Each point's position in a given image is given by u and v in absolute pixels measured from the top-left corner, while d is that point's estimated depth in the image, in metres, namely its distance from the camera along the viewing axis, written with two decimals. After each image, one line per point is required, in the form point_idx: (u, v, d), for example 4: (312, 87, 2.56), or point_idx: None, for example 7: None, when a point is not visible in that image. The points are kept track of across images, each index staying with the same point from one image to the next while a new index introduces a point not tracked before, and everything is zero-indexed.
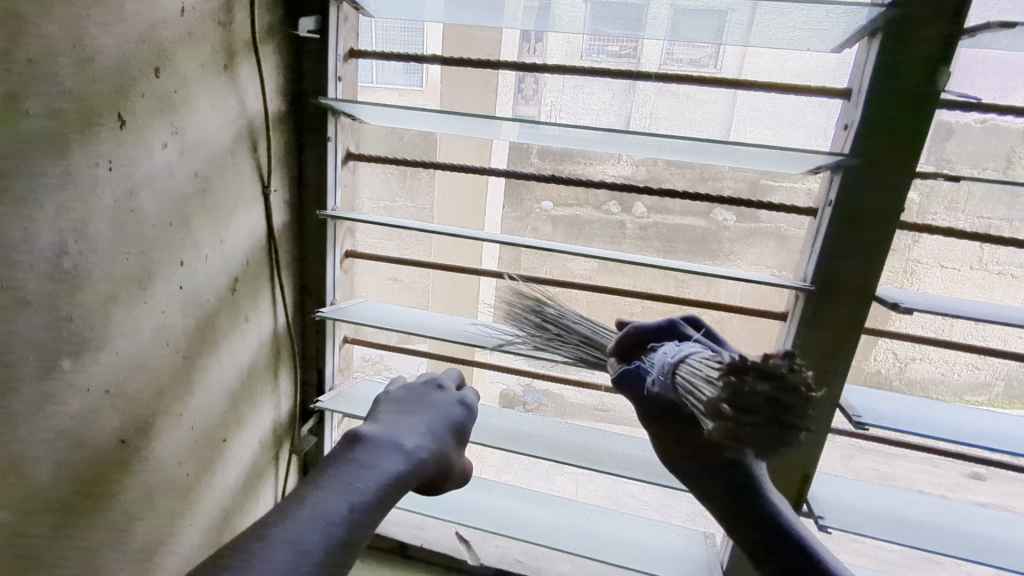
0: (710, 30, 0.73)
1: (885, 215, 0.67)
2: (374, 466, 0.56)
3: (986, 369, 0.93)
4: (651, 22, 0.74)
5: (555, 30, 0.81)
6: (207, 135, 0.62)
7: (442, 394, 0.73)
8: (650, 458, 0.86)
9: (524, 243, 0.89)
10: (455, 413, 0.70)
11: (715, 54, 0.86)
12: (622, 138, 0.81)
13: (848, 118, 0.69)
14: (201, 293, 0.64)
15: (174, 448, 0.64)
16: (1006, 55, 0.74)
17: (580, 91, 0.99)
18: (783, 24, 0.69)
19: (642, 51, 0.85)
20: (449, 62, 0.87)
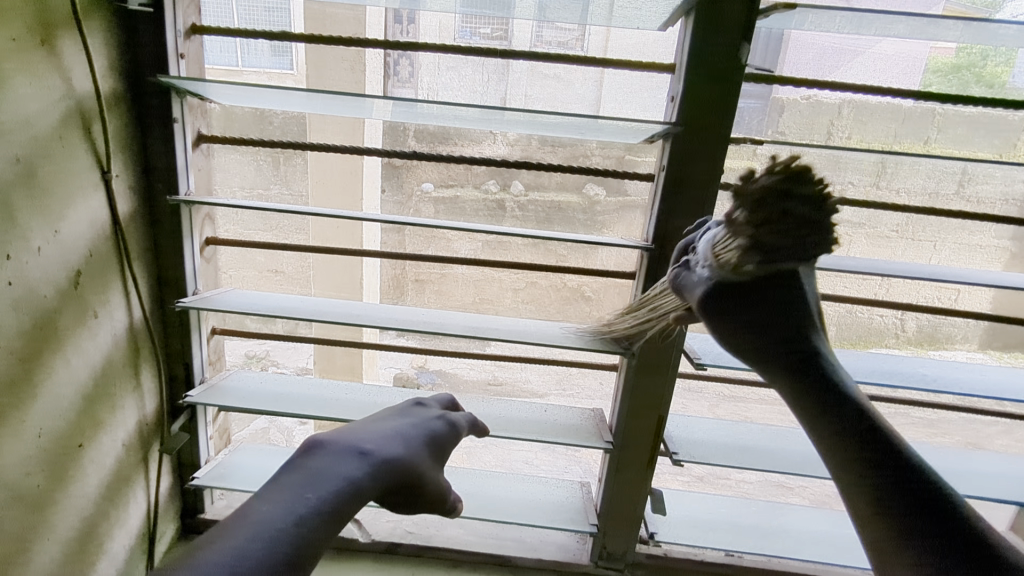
0: (575, 11, 0.76)
1: (707, 176, 0.75)
2: (329, 473, 0.52)
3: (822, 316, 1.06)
4: (521, 6, 0.79)
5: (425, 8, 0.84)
6: (27, 117, 0.57)
7: (423, 410, 0.68)
8: (527, 418, 0.91)
9: (401, 221, 0.91)
10: (436, 427, 0.65)
11: (581, 37, 0.93)
12: (500, 116, 0.84)
13: (673, 90, 0.76)
14: (37, 288, 0.60)
15: (17, 459, 0.59)
16: (824, 40, 0.87)
17: (454, 71, 1.01)
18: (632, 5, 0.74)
19: (513, 33, 0.94)
20: (308, 39, 0.83)
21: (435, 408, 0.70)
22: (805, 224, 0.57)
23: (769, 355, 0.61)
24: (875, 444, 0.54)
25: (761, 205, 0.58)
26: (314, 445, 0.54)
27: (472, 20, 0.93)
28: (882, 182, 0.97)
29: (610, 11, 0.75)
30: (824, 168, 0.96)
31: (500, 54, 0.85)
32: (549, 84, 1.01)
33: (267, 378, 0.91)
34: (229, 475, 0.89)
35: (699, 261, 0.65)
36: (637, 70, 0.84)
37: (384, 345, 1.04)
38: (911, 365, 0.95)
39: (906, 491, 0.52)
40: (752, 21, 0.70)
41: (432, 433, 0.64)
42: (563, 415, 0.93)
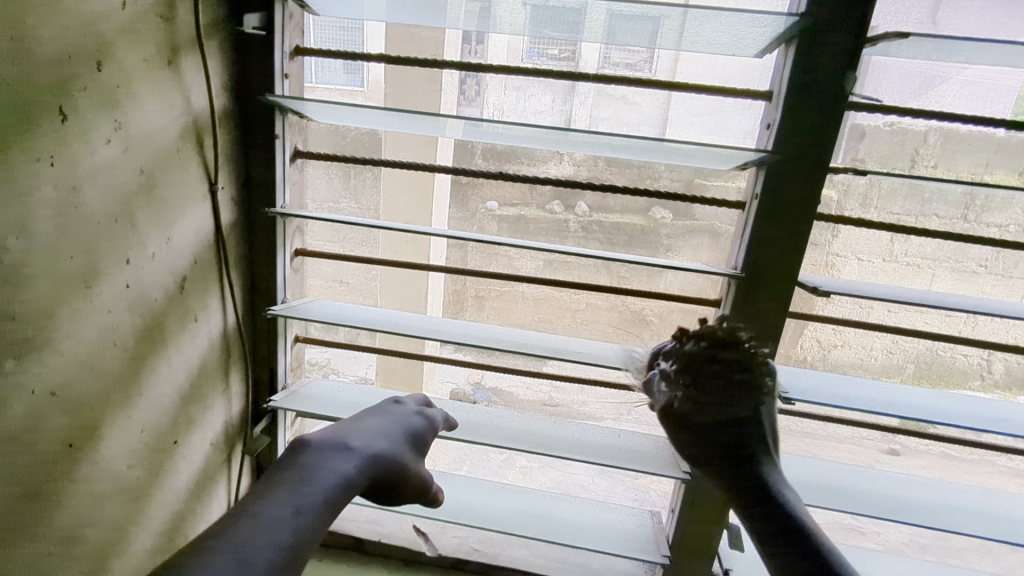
0: (645, 34, 0.76)
1: (802, 206, 0.73)
2: (323, 468, 0.58)
3: (899, 352, 1.03)
4: (591, 27, 0.79)
5: (495, 31, 0.84)
6: (151, 131, 0.61)
7: (405, 408, 0.76)
8: (598, 442, 0.89)
9: (467, 237, 0.91)
10: (417, 422, 0.74)
11: (649, 59, 0.94)
12: (563, 136, 0.84)
13: (769, 119, 0.75)
14: (149, 292, 0.64)
15: (122, 453, 0.63)
16: (904, 65, 0.84)
17: (520, 92, 1.03)
18: (709, 29, 0.73)
19: (581, 55, 0.96)
20: (390, 60, 0.86)
21: (415, 403, 0.78)
22: (730, 384, 0.62)
23: (694, 447, 0.64)
24: (776, 532, 0.58)
25: (698, 373, 0.63)
26: (303, 446, 0.60)
27: (540, 42, 0.94)
28: (970, 215, 0.93)
29: (681, 32, 0.75)
30: (909, 199, 0.93)
31: (572, 75, 0.85)
32: (614, 105, 0.99)
33: (344, 387, 0.94)
34: None
35: (647, 375, 0.71)
36: (722, 95, 0.83)
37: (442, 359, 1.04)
38: (1016, 414, 0.88)
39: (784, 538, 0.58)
40: (858, 52, 0.69)
41: (413, 429, 0.72)
42: (637, 442, 0.91)
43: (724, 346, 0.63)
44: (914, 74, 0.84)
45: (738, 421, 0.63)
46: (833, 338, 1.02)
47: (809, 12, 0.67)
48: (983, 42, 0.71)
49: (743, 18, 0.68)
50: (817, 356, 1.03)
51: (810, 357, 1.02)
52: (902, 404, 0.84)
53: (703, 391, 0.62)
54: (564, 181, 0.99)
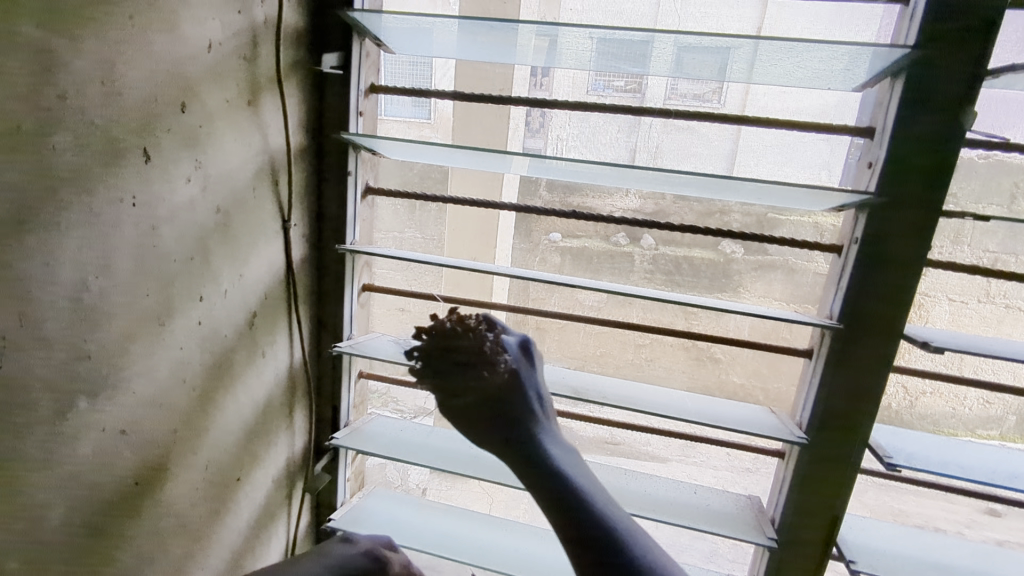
0: (711, 67, 0.74)
1: (909, 253, 0.67)
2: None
3: (999, 405, 0.92)
4: (657, 59, 0.75)
5: (562, 64, 0.82)
6: (230, 169, 0.62)
7: (346, 551, 0.67)
8: (671, 498, 0.82)
9: (527, 275, 0.89)
10: (356, 564, 0.66)
11: (718, 90, 0.88)
12: (630, 172, 0.81)
13: (871, 157, 0.69)
14: (219, 328, 0.64)
15: (187, 489, 0.62)
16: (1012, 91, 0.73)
17: (586, 123, 1.01)
18: (781, 63, 0.70)
19: (647, 88, 0.91)
20: (454, 96, 0.85)
21: (364, 543, 0.70)
22: None
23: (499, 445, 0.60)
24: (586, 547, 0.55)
25: None
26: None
27: (605, 74, 0.93)
28: None
29: (751, 66, 0.72)
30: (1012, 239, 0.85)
31: (635, 111, 0.83)
32: (682, 137, 0.95)
33: (407, 425, 0.92)
34: (364, 521, 0.89)
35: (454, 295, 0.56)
36: (779, 128, 0.78)
37: None
38: None
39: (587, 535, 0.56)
40: (976, 86, 0.63)
41: (349, 572, 0.65)
42: (716, 501, 0.82)
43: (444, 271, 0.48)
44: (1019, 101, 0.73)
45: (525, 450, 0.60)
46: (921, 385, 0.92)
47: (919, 43, 0.62)
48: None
49: (830, 51, 0.64)
50: (903, 406, 0.95)
51: (895, 405, 0.95)
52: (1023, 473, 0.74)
53: None
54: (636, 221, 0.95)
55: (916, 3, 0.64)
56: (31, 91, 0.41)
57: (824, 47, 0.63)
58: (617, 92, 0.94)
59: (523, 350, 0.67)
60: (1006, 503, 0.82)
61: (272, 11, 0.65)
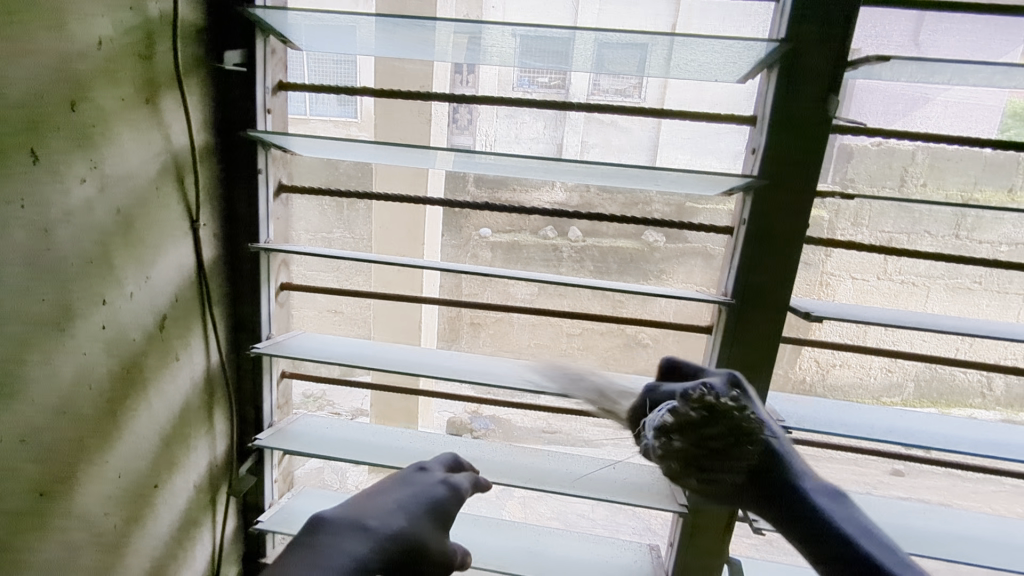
0: (632, 62, 0.76)
1: (791, 232, 0.73)
2: (336, 549, 0.59)
3: (898, 371, 1.05)
4: (578, 57, 0.79)
5: (484, 63, 0.84)
6: (130, 169, 0.61)
7: (425, 474, 0.72)
8: (593, 475, 0.85)
9: (460, 269, 0.86)
10: (438, 492, 0.69)
11: (638, 85, 1.01)
12: (557, 166, 0.82)
13: (754, 144, 0.74)
14: (127, 332, 0.62)
15: (99, 500, 0.61)
16: (886, 86, 0.85)
17: (512, 118, 1.17)
18: (693, 57, 0.73)
19: (570, 84, 1.05)
20: (379, 93, 0.83)
21: (437, 470, 0.73)
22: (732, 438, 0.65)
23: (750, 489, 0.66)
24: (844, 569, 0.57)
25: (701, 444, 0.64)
26: (315, 526, 0.61)
27: (531, 71, 1.05)
28: (962, 232, 0.99)
29: (668, 59, 0.75)
30: (899, 218, 0.98)
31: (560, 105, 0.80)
32: (605, 131, 1.06)
33: (333, 423, 0.91)
34: (293, 519, 0.88)
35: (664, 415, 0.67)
36: (700, 120, 0.77)
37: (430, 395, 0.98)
38: (1009, 433, 0.87)
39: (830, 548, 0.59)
40: (839, 76, 0.69)
41: (432, 501, 0.67)
42: (633, 474, 0.87)
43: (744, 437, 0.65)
44: (899, 96, 0.86)
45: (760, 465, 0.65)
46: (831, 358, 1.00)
47: (787, 38, 0.67)
48: (967, 64, 0.71)
49: (722, 45, 0.68)
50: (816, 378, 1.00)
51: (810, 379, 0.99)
52: (900, 429, 0.82)
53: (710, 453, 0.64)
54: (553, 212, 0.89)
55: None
56: None
57: (722, 40, 0.67)
58: (543, 87, 1.06)
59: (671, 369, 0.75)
60: (896, 458, 0.90)
61: (168, 6, 0.64)
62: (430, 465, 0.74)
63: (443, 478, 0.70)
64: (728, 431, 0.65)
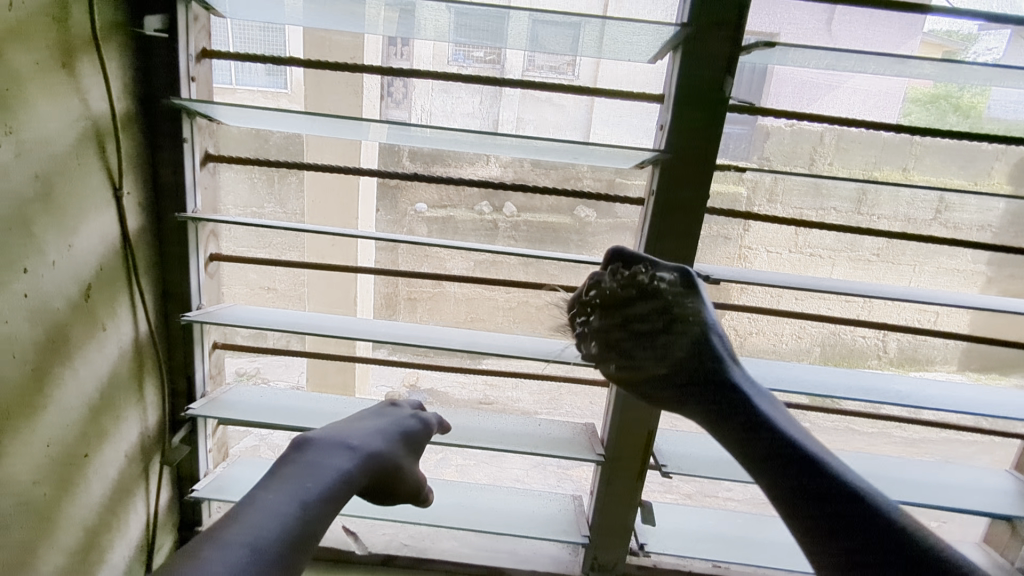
0: (568, 41, 0.80)
1: (694, 204, 0.79)
2: (324, 465, 0.61)
3: (807, 337, 1.19)
4: (514, 35, 0.81)
5: (419, 38, 0.85)
6: (47, 136, 0.60)
7: (397, 410, 0.81)
8: (521, 431, 0.91)
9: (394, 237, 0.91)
10: (411, 424, 0.78)
11: (572, 63, 1.05)
12: (495, 140, 0.86)
13: (662, 120, 0.80)
14: (51, 301, 0.62)
15: (26, 468, 0.61)
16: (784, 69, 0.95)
17: (446, 94, 1.16)
18: (621, 41, 0.79)
19: (506, 60, 1.07)
20: (308, 64, 0.84)
21: (407, 406, 0.82)
22: (655, 325, 0.71)
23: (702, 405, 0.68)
24: (841, 534, 0.55)
25: (625, 331, 0.72)
26: (304, 443, 0.63)
27: (466, 46, 1.04)
28: (863, 209, 1.09)
29: (600, 41, 0.79)
30: (806, 194, 1.06)
31: (496, 82, 0.86)
32: (541, 108, 1.13)
33: (267, 392, 0.93)
34: (229, 487, 0.90)
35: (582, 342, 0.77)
36: (625, 98, 0.84)
37: (380, 361, 1.04)
38: (887, 381, 0.99)
39: (826, 506, 0.56)
40: (736, 57, 0.75)
41: (407, 429, 0.76)
42: (557, 429, 0.93)
43: (664, 314, 0.71)
44: (790, 79, 0.96)
45: (705, 373, 0.68)
46: (749, 326, 1.16)
47: (690, 23, 0.73)
48: (869, 55, 0.79)
49: (642, 28, 0.73)
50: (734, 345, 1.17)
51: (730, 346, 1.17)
52: (790, 380, 0.93)
53: (638, 344, 0.71)
54: (494, 184, 1.00)
55: None
56: None
57: (645, 25, 0.73)
58: (477, 63, 1.08)
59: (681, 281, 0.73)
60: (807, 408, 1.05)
61: None
62: (399, 404, 0.82)
63: (414, 412, 0.80)
64: (620, 305, 0.72)
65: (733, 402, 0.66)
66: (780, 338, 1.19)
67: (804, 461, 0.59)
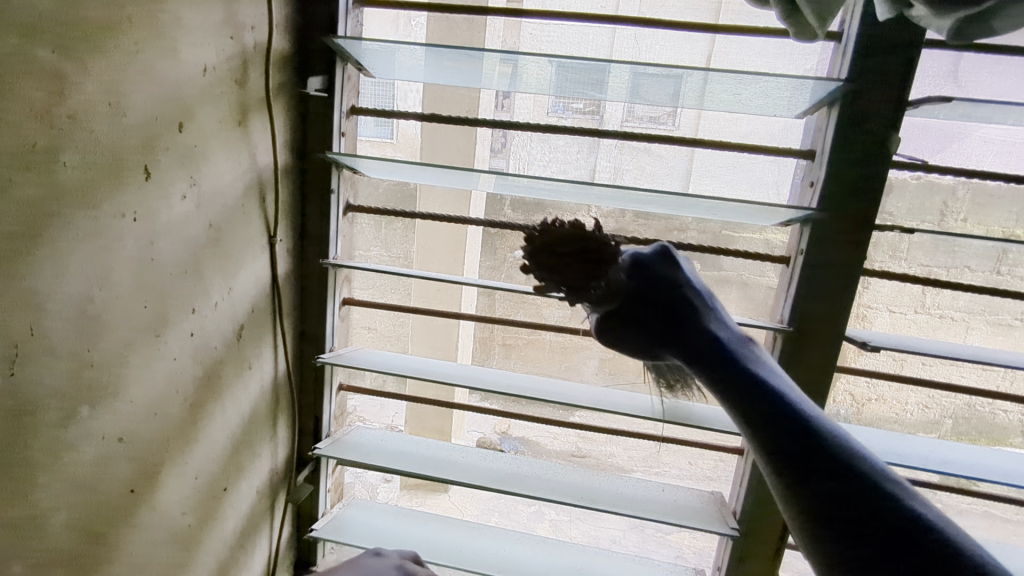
0: (666, 93, 0.80)
1: (848, 264, 0.75)
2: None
3: (936, 408, 1.06)
4: (614, 84, 0.81)
5: (521, 90, 0.87)
6: (222, 187, 0.65)
7: (395, 539, 0.78)
8: (641, 495, 0.86)
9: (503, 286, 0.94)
10: (410, 556, 0.76)
11: (673, 113, 0.98)
12: (590, 189, 0.85)
13: (814, 178, 0.77)
14: (210, 340, 0.66)
15: (177, 498, 0.64)
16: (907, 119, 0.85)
17: (546, 143, 1.08)
18: (728, 93, 0.77)
19: (605, 111, 1.00)
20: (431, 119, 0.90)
21: None
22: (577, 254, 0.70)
23: (693, 348, 0.64)
24: (868, 532, 0.48)
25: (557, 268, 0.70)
26: None
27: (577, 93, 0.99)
28: (1003, 268, 0.97)
29: (701, 92, 0.78)
30: (939, 251, 0.97)
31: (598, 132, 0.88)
32: (641, 158, 1.02)
33: (390, 436, 0.94)
34: (348, 529, 0.91)
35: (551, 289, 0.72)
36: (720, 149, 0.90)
37: (473, 407, 1.03)
38: None
39: (860, 508, 0.49)
40: (902, 113, 0.71)
41: (406, 564, 0.75)
42: (681, 496, 0.88)
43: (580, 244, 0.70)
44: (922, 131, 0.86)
45: (660, 293, 0.68)
46: (867, 392, 1.06)
47: (849, 78, 0.70)
48: None
49: (764, 81, 0.71)
50: (852, 411, 1.08)
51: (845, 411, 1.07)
52: (938, 459, 0.84)
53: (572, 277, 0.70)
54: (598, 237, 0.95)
55: (846, 40, 0.73)
56: (46, 112, 0.44)
57: (764, 78, 0.71)
58: (577, 113, 1.02)
59: (660, 255, 0.72)
60: (939, 489, 0.95)
61: (262, 35, 0.69)
62: (400, 533, 0.80)
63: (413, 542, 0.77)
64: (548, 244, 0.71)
65: (719, 349, 0.62)
66: (906, 407, 1.06)
67: (828, 441, 0.54)
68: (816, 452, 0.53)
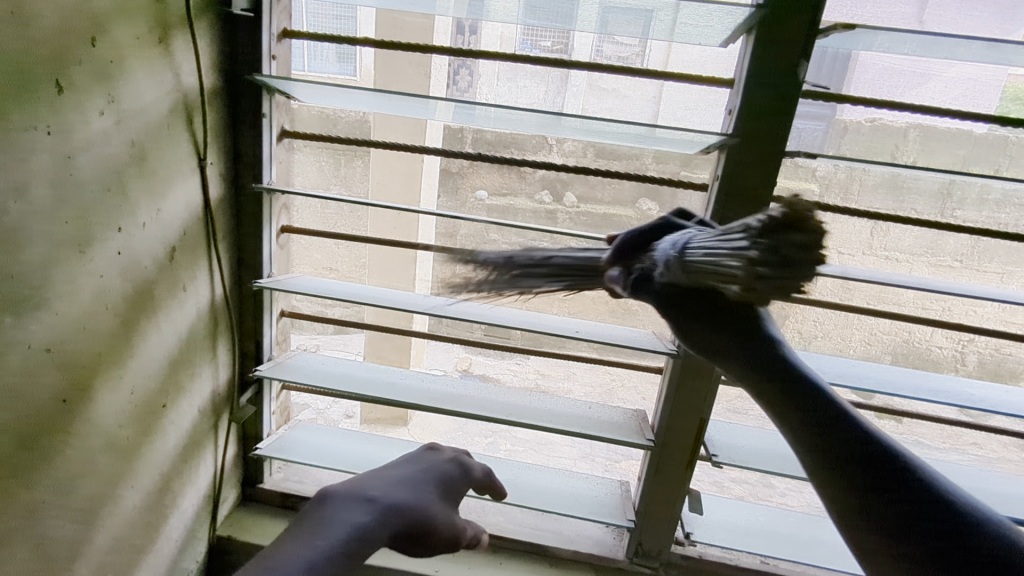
0: (635, 25, 0.78)
1: (758, 189, 0.78)
2: (337, 520, 0.57)
3: (877, 345, 1.16)
4: (583, 17, 0.79)
5: (487, 19, 0.85)
6: (144, 105, 0.65)
7: (435, 452, 0.73)
8: (571, 412, 0.91)
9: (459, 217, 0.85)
10: (450, 469, 0.70)
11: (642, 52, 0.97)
12: (558, 122, 0.83)
13: (731, 105, 0.79)
14: (140, 260, 0.67)
15: (113, 412, 0.66)
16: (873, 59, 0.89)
17: (512, 82, 1.11)
18: (689, 22, 0.76)
19: (574, 46, 1.02)
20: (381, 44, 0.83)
21: (450, 447, 0.75)
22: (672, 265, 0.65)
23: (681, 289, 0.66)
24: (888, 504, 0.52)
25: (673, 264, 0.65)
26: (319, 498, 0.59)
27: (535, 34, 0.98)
28: (948, 209, 1.03)
29: (670, 22, 0.76)
30: (886, 191, 1.02)
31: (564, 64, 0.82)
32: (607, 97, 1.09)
33: (329, 359, 0.97)
34: (289, 448, 0.95)
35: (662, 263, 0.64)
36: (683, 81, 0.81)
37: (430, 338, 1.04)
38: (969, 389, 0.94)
39: (886, 486, 0.53)
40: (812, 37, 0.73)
41: (445, 479, 0.68)
42: (607, 413, 0.93)
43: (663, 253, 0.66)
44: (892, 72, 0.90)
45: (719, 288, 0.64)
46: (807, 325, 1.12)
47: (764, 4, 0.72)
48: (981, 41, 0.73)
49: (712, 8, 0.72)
50: None
51: None
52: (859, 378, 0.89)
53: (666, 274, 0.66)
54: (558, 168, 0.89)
55: None
56: None
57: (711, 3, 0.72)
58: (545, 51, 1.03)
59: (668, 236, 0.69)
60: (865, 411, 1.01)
61: None
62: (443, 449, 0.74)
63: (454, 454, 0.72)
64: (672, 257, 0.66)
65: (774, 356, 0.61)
66: (848, 342, 1.13)
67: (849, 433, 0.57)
68: (828, 432, 0.57)
